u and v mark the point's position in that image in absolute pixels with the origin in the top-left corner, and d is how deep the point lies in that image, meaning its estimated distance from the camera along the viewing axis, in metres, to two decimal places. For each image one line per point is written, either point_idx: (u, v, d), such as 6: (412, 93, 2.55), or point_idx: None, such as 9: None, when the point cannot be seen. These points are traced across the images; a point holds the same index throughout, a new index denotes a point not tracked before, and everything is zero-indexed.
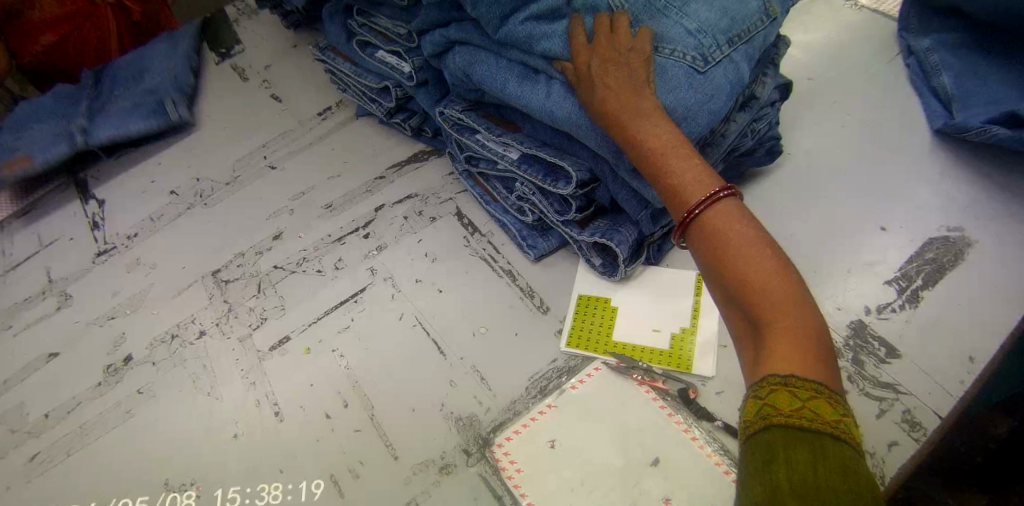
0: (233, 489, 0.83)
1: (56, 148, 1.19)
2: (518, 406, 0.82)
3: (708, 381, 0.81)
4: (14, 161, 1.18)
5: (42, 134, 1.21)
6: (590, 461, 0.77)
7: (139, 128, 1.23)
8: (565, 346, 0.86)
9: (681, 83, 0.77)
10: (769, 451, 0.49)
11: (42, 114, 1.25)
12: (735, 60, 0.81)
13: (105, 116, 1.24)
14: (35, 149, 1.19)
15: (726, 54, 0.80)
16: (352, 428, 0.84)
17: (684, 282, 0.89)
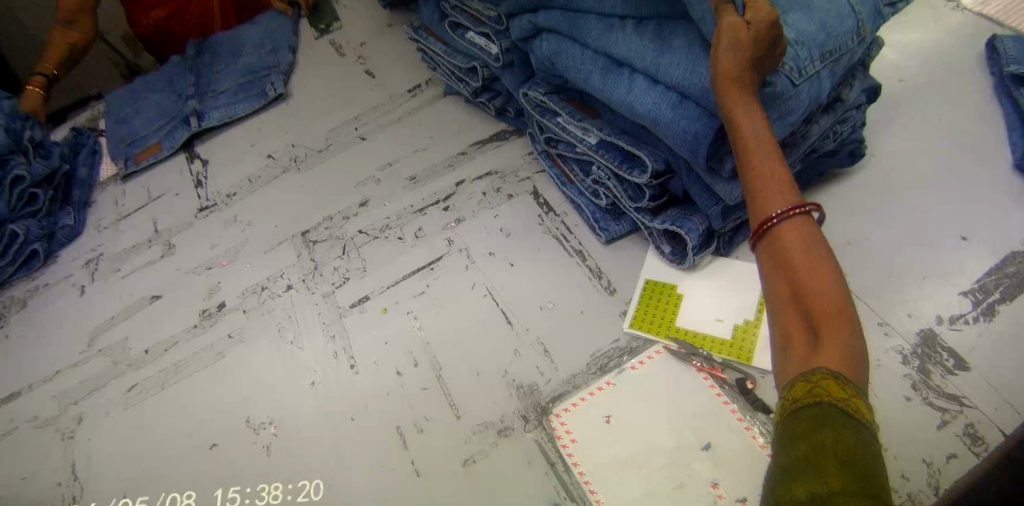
0: (231, 491, 0.89)
1: (178, 134, 1.33)
2: (577, 380, 0.86)
3: (767, 374, 0.82)
4: (142, 151, 1.33)
5: (164, 121, 1.35)
6: (642, 438, 0.80)
7: (246, 111, 1.35)
8: (628, 326, 0.89)
9: (774, 95, 0.77)
10: (812, 429, 0.49)
11: (162, 98, 1.39)
12: (821, 77, 0.81)
13: (215, 99, 1.36)
14: (161, 137, 1.34)
15: (818, 69, 0.80)
16: (420, 386, 0.91)
17: (751, 276, 0.90)
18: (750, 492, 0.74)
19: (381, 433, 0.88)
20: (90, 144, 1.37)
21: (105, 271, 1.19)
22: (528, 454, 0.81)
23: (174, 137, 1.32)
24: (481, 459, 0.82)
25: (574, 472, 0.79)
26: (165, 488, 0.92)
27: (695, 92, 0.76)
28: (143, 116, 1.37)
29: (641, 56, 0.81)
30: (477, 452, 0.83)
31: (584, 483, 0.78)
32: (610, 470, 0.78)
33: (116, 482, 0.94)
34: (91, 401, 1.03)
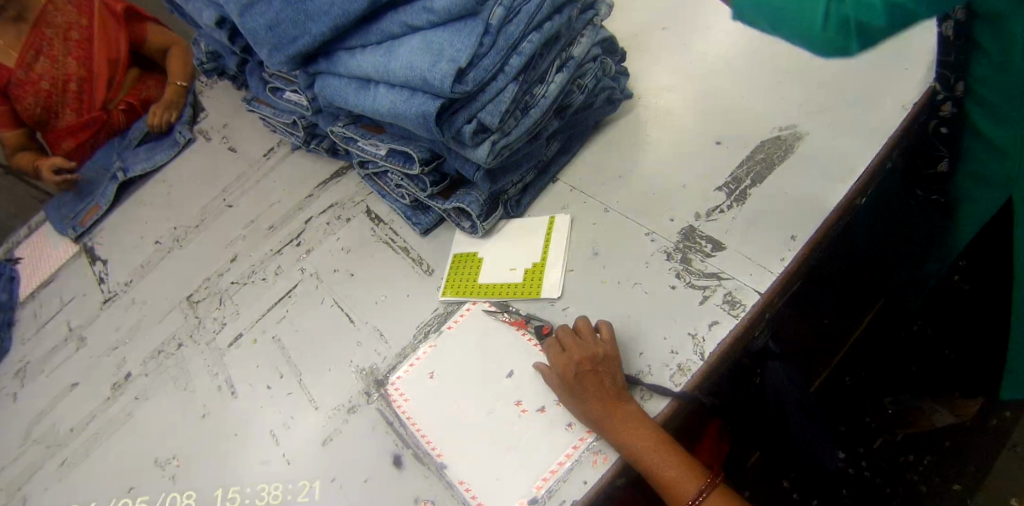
0: (232, 489, 0.98)
1: (109, 190, 1.58)
2: (407, 350, 0.99)
3: (556, 302, 0.97)
4: (84, 214, 1.57)
5: (100, 187, 1.61)
6: (460, 383, 0.92)
7: (163, 159, 1.60)
8: (442, 295, 1.02)
9: (467, 163, 1.02)
10: None
11: (96, 173, 1.67)
12: (508, 133, 0.98)
13: (135, 157, 1.62)
14: (99, 198, 1.58)
15: (504, 130, 0.97)
16: (287, 391, 1.03)
17: (537, 228, 1.07)
18: (547, 400, 0.87)
19: (259, 438, 1.01)
20: (7, 272, 1.55)
21: (31, 376, 1.34)
22: (372, 421, 0.94)
23: (107, 193, 1.57)
24: (337, 436, 0.95)
25: (408, 426, 0.91)
26: None
27: (417, 85, 0.92)
28: (83, 191, 1.64)
29: (374, 69, 0.96)
30: (334, 431, 0.96)
31: (418, 434, 0.90)
32: (436, 417, 0.90)
33: None
34: (29, 485, 1.17)
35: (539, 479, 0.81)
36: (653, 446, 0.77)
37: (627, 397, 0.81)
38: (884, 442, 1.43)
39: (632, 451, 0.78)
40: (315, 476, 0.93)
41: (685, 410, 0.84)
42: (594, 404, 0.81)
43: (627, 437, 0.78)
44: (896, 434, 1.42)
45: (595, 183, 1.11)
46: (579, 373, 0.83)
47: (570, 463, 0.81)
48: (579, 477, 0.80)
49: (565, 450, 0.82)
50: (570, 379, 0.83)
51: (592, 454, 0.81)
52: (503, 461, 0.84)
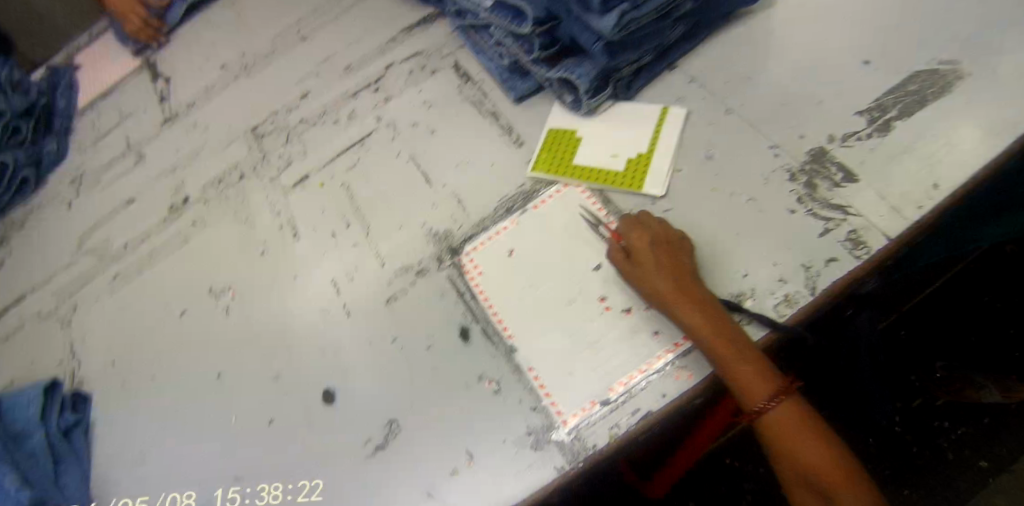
0: (231, 490, 0.86)
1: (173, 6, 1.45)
2: (486, 222, 0.93)
3: (657, 201, 0.88)
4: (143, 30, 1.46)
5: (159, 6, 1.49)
6: (541, 265, 0.86)
7: None
8: (530, 171, 0.94)
9: (585, 32, 0.90)
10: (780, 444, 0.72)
11: None
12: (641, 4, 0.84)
13: None
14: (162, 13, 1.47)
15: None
16: (353, 242, 0.98)
17: (646, 116, 0.97)
18: (634, 303, 0.81)
19: (319, 284, 0.97)
20: (66, 77, 1.49)
21: (88, 186, 1.31)
22: (441, 289, 0.89)
23: (172, 11, 1.45)
24: (401, 297, 0.91)
25: (479, 301, 0.86)
26: (142, 355, 1.03)
27: None
28: None
29: None
30: (399, 291, 0.91)
31: (489, 310, 0.85)
32: (512, 296, 0.85)
33: (104, 353, 1.07)
34: (82, 292, 1.16)
35: (616, 383, 0.76)
36: (715, 332, 0.73)
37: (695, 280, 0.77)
38: (923, 403, 1.31)
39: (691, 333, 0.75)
40: (375, 334, 0.89)
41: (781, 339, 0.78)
42: (657, 284, 0.76)
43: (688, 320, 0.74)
44: (938, 398, 1.30)
45: (717, 78, 0.99)
46: (642, 253, 0.79)
47: (650, 373, 0.76)
48: (658, 388, 0.75)
49: (647, 359, 0.77)
50: (634, 259, 0.79)
51: (676, 369, 0.76)
52: (579, 355, 0.79)
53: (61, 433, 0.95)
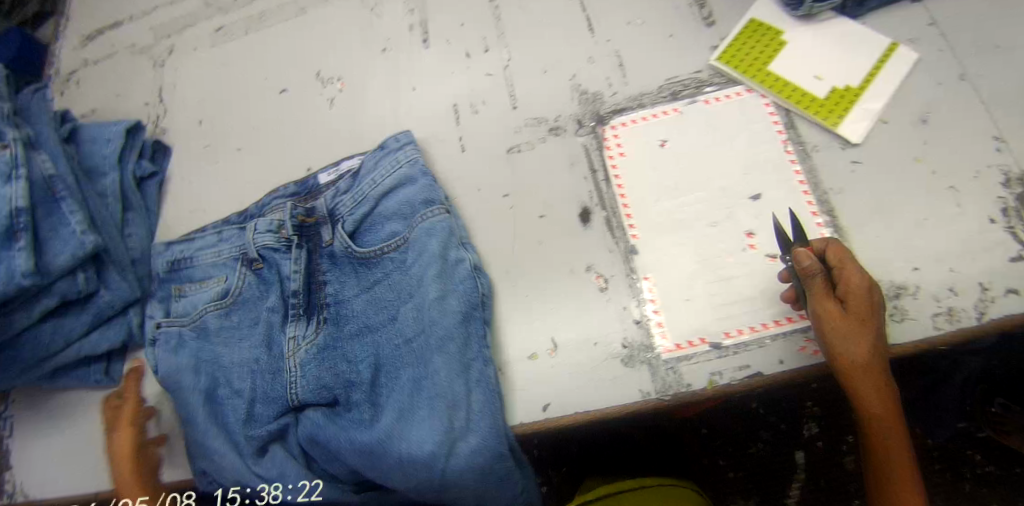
0: None
1: None
2: (645, 99, 0.81)
3: (847, 147, 0.74)
4: None
5: None
6: (693, 168, 0.76)
7: None
8: (714, 59, 0.81)
9: None
10: None
11: None
12: None
13: None
14: None
15: None
16: (486, 71, 0.88)
17: (871, 42, 0.78)
18: (782, 252, 0.70)
19: (436, 108, 0.88)
20: None
21: None
22: (572, 156, 0.80)
23: None
24: (525, 150, 0.81)
25: (611, 184, 0.77)
26: (234, 121, 0.97)
27: None
28: None
29: None
30: (524, 143, 0.82)
31: (618, 196, 0.77)
32: (648, 192, 0.76)
33: (193, 108, 1.00)
34: (180, 37, 1.06)
35: (733, 330, 0.68)
36: (895, 444, 0.64)
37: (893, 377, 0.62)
38: None
39: (871, 435, 0.64)
40: (486, 179, 0.81)
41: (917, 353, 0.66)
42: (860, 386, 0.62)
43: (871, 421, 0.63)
44: None
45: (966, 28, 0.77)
46: (855, 337, 0.61)
47: (774, 332, 0.68)
48: (775, 353, 0.67)
49: (775, 316, 0.68)
50: (844, 346, 0.61)
51: (804, 340, 0.67)
52: (701, 281, 0.71)
53: (135, 179, 0.92)
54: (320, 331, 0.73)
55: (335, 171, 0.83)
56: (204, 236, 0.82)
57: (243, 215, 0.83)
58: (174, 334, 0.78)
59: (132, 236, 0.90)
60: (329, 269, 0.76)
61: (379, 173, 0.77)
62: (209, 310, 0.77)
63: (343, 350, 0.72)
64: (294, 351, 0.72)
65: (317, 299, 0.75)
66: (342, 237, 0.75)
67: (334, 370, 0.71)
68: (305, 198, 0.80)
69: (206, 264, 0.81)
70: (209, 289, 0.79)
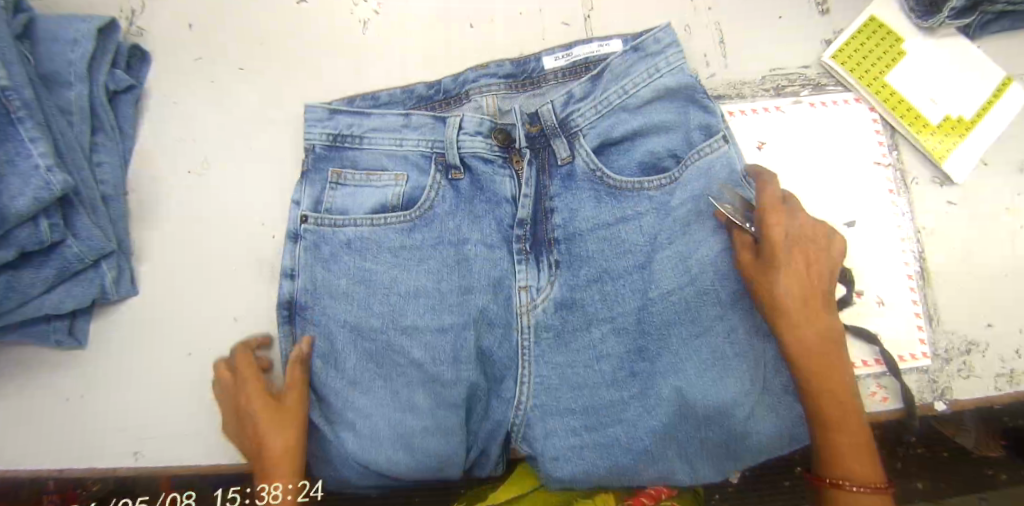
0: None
1: None
2: (745, 90, 0.73)
3: (944, 185, 0.70)
4: None
5: None
6: (790, 178, 0.70)
7: None
8: (829, 57, 0.72)
9: None
10: None
11: None
12: None
13: None
14: None
15: None
16: (562, 22, 0.78)
17: (986, 74, 0.70)
18: (868, 288, 0.67)
19: None
20: None
21: None
22: None
23: None
24: None
25: None
26: (238, 32, 0.82)
27: None
28: None
29: None
30: None
31: None
32: None
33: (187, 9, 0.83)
34: None
35: None
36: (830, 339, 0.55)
37: (833, 302, 0.56)
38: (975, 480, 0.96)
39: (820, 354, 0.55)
40: None
41: (968, 409, 0.67)
42: (808, 322, 0.55)
43: (806, 347, 0.55)
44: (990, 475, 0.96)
45: None
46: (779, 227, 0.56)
47: None
48: None
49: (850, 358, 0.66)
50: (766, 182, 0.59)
51: (874, 386, 0.66)
52: None
53: (108, 94, 0.76)
54: (552, 290, 0.63)
55: (566, 55, 0.68)
56: (387, 96, 0.69)
57: (434, 88, 0.68)
58: (333, 241, 0.63)
59: (103, 166, 0.76)
60: (563, 216, 0.64)
61: (634, 80, 0.64)
62: (383, 223, 0.63)
63: (580, 315, 0.63)
64: (529, 308, 0.63)
65: (547, 249, 0.64)
66: (561, 216, 0.64)
67: (570, 340, 0.63)
68: (523, 88, 0.67)
69: (381, 152, 0.65)
70: (386, 186, 0.63)
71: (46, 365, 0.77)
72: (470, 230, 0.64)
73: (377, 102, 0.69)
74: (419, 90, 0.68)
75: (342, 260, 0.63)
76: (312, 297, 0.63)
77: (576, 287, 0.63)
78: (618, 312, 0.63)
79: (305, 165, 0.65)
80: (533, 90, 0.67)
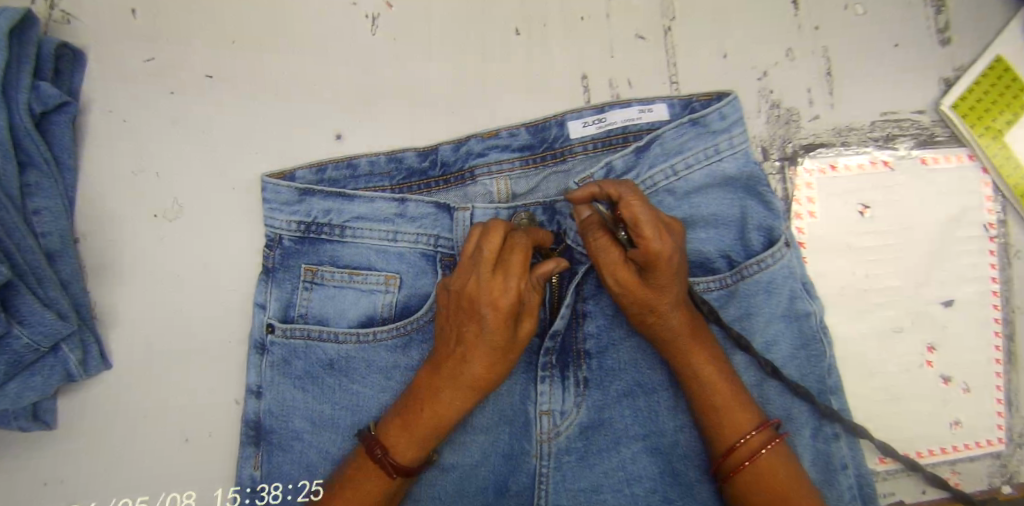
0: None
1: None
2: (851, 137, 0.61)
3: None
4: None
5: None
6: (893, 246, 0.61)
7: None
8: (947, 106, 0.61)
9: None
10: None
11: None
12: None
13: None
14: None
15: None
16: (635, 32, 0.63)
17: None
18: (957, 375, 0.62)
19: (556, 84, 0.63)
20: None
21: None
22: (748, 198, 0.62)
23: None
24: None
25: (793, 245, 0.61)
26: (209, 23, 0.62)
27: None
28: None
29: None
30: None
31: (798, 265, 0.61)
32: (835, 271, 0.61)
33: None
34: None
35: (890, 459, 0.62)
36: (724, 389, 0.53)
37: (699, 327, 0.55)
38: None
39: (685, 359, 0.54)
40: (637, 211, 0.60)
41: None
42: (714, 375, 0.54)
43: (705, 380, 0.54)
44: None
45: None
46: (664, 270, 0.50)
47: (927, 461, 0.63)
48: (919, 482, 0.63)
49: (930, 444, 0.63)
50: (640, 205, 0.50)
51: (950, 472, 0.63)
52: (870, 392, 0.62)
53: (36, 115, 0.56)
54: (577, 414, 0.61)
55: (598, 120, 0.59)
56: (368, 166, 0.60)
57: (429, 159, 0.60)
58: (309, 357, 0.59)
59: (41, 213, 0.58)
60: (595, 325, 0.62)
61: (688, 159, 0.56)
62: (372, 339, 0.58)
63: (608, 435, 0.62)
64: (551, 433, 0.61)
65: (575, 361, 0.62)
66: (594, 323, 0.63)
67: (595, 462, 0.61)
68: (545, 163, 0.59)
69: (365, 247, 0.59)
70: (374, 290, 0.59)
71: (18, 445, 0.62)
72: None
73: (356, 172, 0.60)
74: (410, 161, 0.59)
75: (321, 381, 0.59)
76: (280, 421, 0.60)
77: (603, 407, 0.61)
78: (653, 430, 0.61)
79: (270, 261, 0.59)
80: (557, 165, 0.59)
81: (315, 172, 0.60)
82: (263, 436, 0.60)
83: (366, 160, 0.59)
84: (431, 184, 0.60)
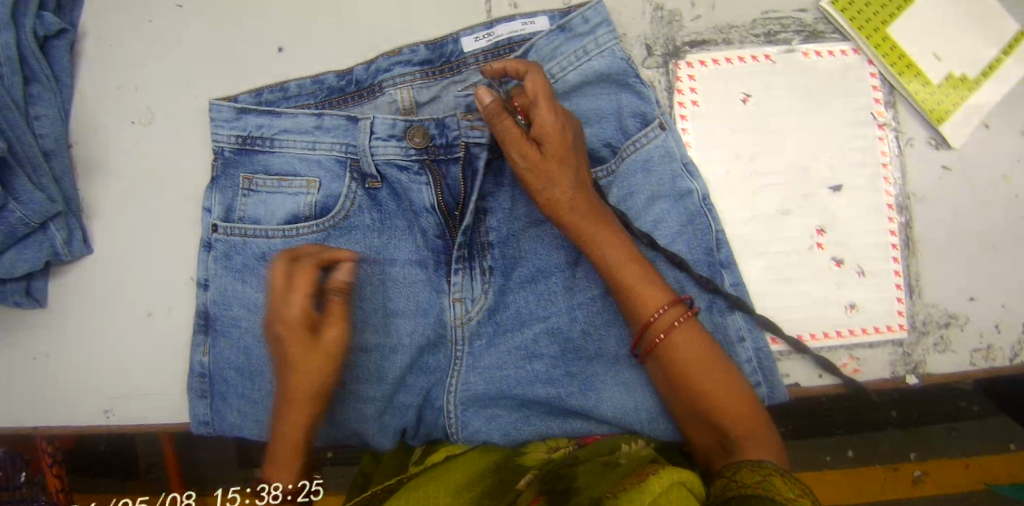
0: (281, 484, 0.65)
1: None
2: (734, 35, 0.66)
3: (940, 148, 0.65)
4: None
5: None
6: (777, 133, 0.65)
7: None
8: (827, 3, 0.65)
9: None
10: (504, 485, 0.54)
11: None
12: None
13: None
14: None
15: None
16: None
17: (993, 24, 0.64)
18: (850, 257, 0.64)
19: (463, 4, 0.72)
20: None
21: None
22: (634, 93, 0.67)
23: None
24: None
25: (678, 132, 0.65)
26: None
27: None
28: None
29: None
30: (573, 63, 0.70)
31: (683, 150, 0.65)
32: (718, 156, 0.65)
33: None
34: None
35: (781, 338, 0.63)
36: (626, 259, 0.57)
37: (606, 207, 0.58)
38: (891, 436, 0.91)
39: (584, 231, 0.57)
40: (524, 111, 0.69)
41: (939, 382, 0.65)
42: (616, 245, 0.57)
43: (609, 257, 0.57)
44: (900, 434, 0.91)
45: None
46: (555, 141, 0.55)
47: (819, 345, 0.64)
48: (814, 365, 0.64)
49: (826, 327, 0.64)
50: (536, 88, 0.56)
51: (847, 357, 0.64)
52: (759, 273, 0.64)
53: (39, 38, 0.70)
54: (485, 299, 0.67)
55: (487, 35, 0.67)
56: (297, 88, 0.70)
57: (346, 79, 0.69)
58: (246, 252, 0.68)
59: (41, 119, 0.71)
60: (495, 219, 0.68)
61: (560, 63, 0.63)
62: (297, 235, 0.67)
63: (513, 316, 0.67)
64: (463, 319, 0.66)
65: (480, 253, 0.67)
66: (493, 219, 0.68)
67: (501, 341, 0.67)
68: (443, 74, 0.68)
69: (291, 157, 0.68)
70: (297, 193, 0.67)
71: (15, 326, 0.74)
72: (394, 248, 0.67)
73: (287, 94, 0.70)
74: (330, 81, 0.69)
75: (256, 270, 0.68)
76: (222, 310, 0.69)
77: (506, 291, 0.67)
78: (551, 313, 0.67)
79: (215, 170, 0.69)
80: (454, 76, 0.68)
81: (254, 97, 0.71)
82: (209, 324, 0.70)
83: (295, 82, 0.69)
84: (349, 99, 0.69)
